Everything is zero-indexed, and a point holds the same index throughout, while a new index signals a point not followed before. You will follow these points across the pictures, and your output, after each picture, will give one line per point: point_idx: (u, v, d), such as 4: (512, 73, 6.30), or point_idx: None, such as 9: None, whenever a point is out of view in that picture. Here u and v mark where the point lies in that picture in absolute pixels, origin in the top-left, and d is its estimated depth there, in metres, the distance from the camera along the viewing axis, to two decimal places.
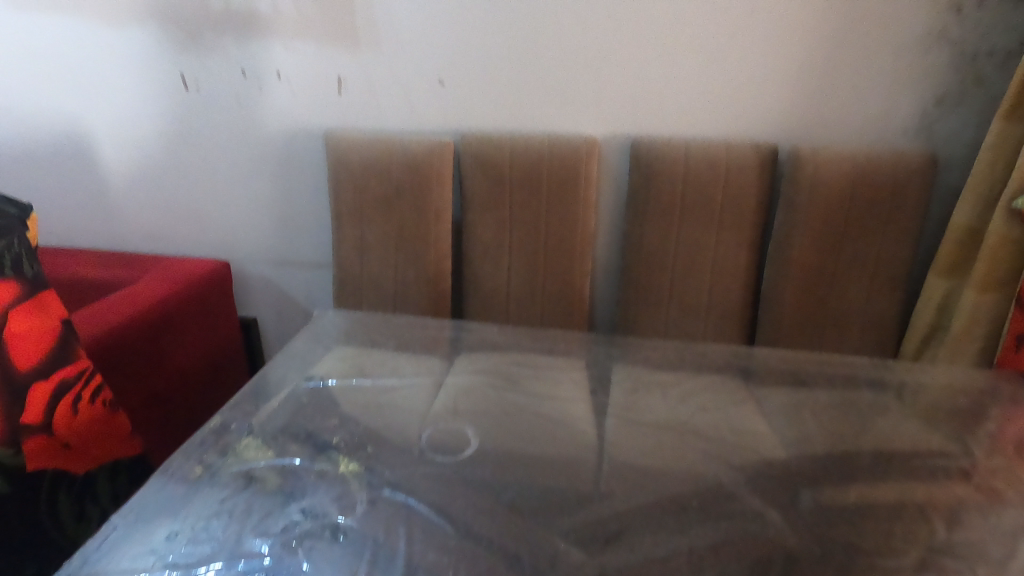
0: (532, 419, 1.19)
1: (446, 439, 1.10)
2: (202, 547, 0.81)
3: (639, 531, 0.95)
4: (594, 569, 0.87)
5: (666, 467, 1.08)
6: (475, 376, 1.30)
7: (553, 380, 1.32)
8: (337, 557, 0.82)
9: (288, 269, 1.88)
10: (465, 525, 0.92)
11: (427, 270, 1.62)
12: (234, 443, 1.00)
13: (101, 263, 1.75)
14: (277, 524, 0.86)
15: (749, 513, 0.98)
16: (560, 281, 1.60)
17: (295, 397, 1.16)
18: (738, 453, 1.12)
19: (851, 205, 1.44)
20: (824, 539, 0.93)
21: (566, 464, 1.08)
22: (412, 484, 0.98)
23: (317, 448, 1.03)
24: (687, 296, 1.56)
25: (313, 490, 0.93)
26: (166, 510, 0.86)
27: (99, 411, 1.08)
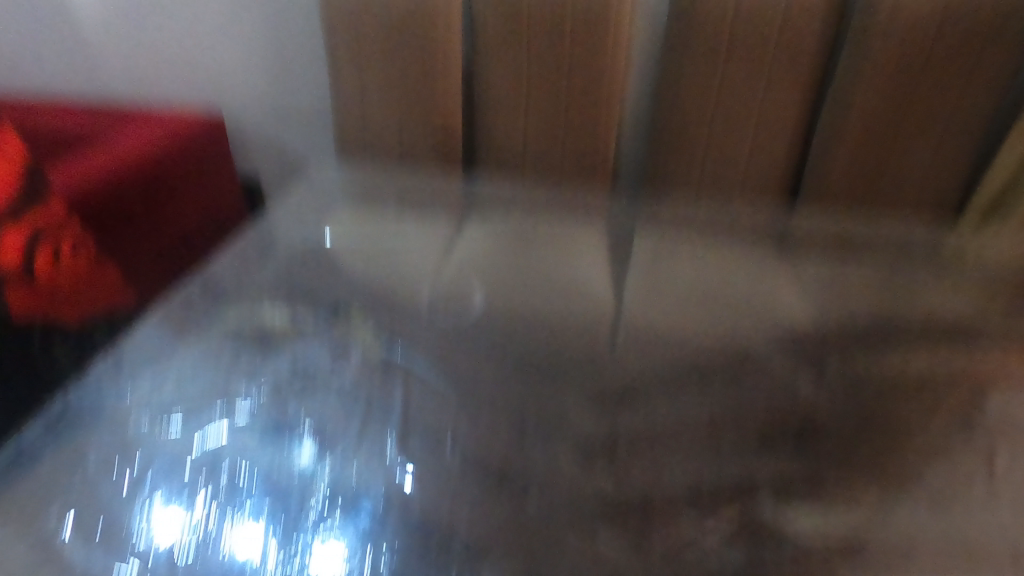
0: (545, 279, 1.09)
1: (452, 299, 1.03)
2: (189, 394, 0.78)
3: (654, 395, 0.89)
4: (605, 431, 0.83)
5: (687, 336, 1.01)
6: (484, 231, 1.19)
7: (569, 238, 1.20)
8: (329, 408, 0.79)
9: (287, 121, 1.73)
10: (467, 384, 0.87)
11: (435, 120, 1.46)
12: (222, 294, 0.94)
13: (84, 112, 1.61)
14: (267, 375, 0.81)
15: (775, 380, 0.92)
16: (582, 134, 1.42)
17: (289, 251, 1.07)
18: (765, 321, 1.04)
19: (939, 41, 1.19)
20: (855, 405, 0.86)
21: (579, 326, 1.02)
22: (416, 340, 0.93)
23: (310, 301, 0.96)
24: (724, 152, 1.38)
25: (305, 342, 0.88)
26: (150, 357, 0.82)
27: (81, 261, 1.04)
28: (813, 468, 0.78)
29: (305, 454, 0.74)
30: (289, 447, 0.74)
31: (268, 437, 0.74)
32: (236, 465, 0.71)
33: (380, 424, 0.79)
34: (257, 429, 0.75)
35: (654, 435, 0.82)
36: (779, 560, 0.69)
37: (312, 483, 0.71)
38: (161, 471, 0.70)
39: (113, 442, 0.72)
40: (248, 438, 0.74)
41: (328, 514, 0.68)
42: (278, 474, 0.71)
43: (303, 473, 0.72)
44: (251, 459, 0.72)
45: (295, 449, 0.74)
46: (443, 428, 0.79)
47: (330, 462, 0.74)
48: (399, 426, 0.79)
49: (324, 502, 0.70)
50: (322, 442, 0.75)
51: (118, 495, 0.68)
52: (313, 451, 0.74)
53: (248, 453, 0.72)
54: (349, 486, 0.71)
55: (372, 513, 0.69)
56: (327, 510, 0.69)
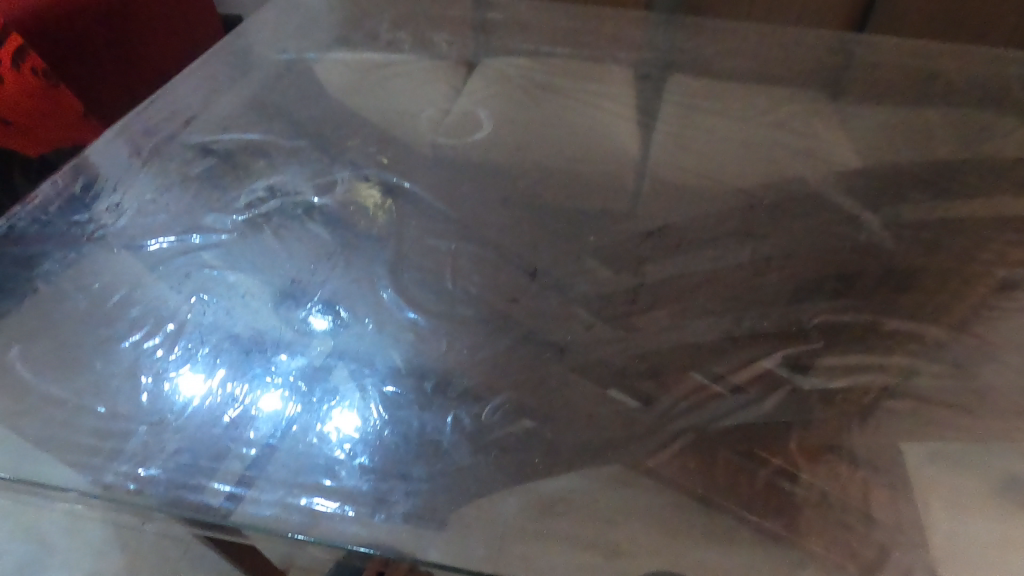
0: (563, 113, 0.95)
1: (455, 129, 0.89)
2: (151, 217, 0.68)
3: (685, 236, 0.78)
4: (630, 275, 0.73)
5: (726, 172, 0.87)
6: (492, 62, 1.03)
7: (591, 72, 1.03)
8: (310, 237, 0.69)
9: None
10: (470, 220, 0.76)
11: None
12: (187, 115, 0.82)
13: None
14: (240, 199, 0.71)
15: (826, 221, 0.79)
16: None
17: (267, 69, 0.93)
18: (821, 156, 0.89)
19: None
20: (922, 251, 0.74)
21: (601, 159, 0.89)
22: (412, 170, 0.81)
23: (290, 125, 0.83)
24: None
25: (283, 167, 0.76)
26: (106, 180, 0.72)
27: (30, 81, 0.89)
28: (876, 311, 0.67)
29: (325, 323, 0.62)
30: (300, 314, 0.62)
31: (242, 266, 0.65)
32: (204, 290, 0.62)
33: (368, 256, 0.69)
34: (229, 256, 0.66)
35: (688, 280, 0.71)
36: (827, 398, 0.60)
37: (292, 315, 0.62)
38: (122, 297, 0.61)
39: (64, 263, 0.63)
40: (218, 265, 0.65)
41: (340, 380, 0.57)
42: (254, 304, 0.62)
43: (315, 340, 0.60)
44: (221, 285, 0.63)
45: (308, 317, 0.62)
46: (442, 263, 0.70)
47: (313, 294, 0.64)
48: (390, 258, 0.69)
49: (332, 365, 0.58)
50: (303, 274, 0.66)
51: (75, 319, 0.59)
52: (329, 322, 0.62)
53: (218, 280, 0.63)
54: (335, 320, 0.62)
55: (387, 380, 0.58)
56: (337, 374, 0.58)
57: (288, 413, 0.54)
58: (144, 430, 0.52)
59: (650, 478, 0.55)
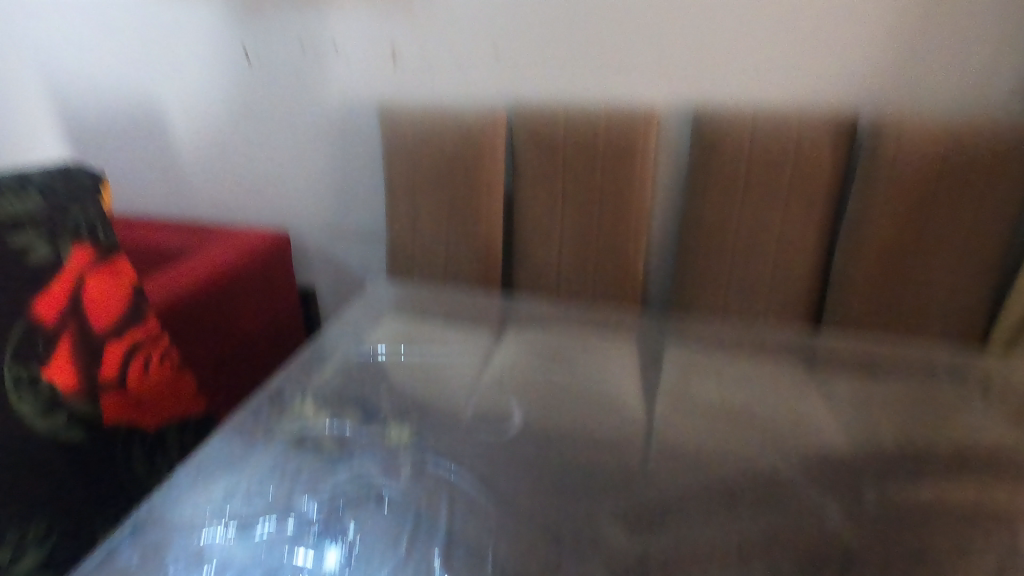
0: (581, 396, 1.17)
1: (491, 412, 1.11)
2: (255, 504, 0.85)
3: (688, 517, 0.92)
4: (637, 554, 0.85)
5: (717, 455, 1.04)
6: (523, 349, 1.29)
7: (599, 359, 1.29)
8: (381, 521, 0.85)
9: (344, 241, 1.92)
10: (507, 501, 0.92)
11: (478, 243, 1.61)
12: (288, 405, 1.03)
13: (172, 230, 1.84)
14: (326, 486, 0.89)
15: (806, 505, 0.94)
16: (613, 256, 1.55)
17: (346, 364, 1.18)
18: (796, 441, 1.07)
19: (941, 181, 1.31)
20: (889, 539, 0.87)
21: (612, 442, 1.07)
22: (457, 455, 0.99)
23: (366, 414, 1.05)
24: (748, 277, 1.47)
25: (360, 455, 0.96)
26: (223, 466, 0.89)
27: (166, 371, 1.14)
28: None
29: (338, 557, 0.79)
30: (320, 549, 0.80)
31: (324, 547, 0.80)
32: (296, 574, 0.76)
33: (427, 540, 0.83)
34: (317, 540, 0.81)
35: (683, 561, 0.84)
36: None
37: None
38: None
39: (188, 547, 0.78)
40: (306, 547, 0.80)
41: None
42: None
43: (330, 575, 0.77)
44: (309, 569, 0.77)
45: (325, 550, 0.80)
46: (485, 546, 0.84)
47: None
48: (444, 541, 0.83)
49: None
50: (371, 556, 0.80)
51: None
52: (340, 555, 0.80)
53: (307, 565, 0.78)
54: None
55: None
56: None
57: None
58: None
59: None
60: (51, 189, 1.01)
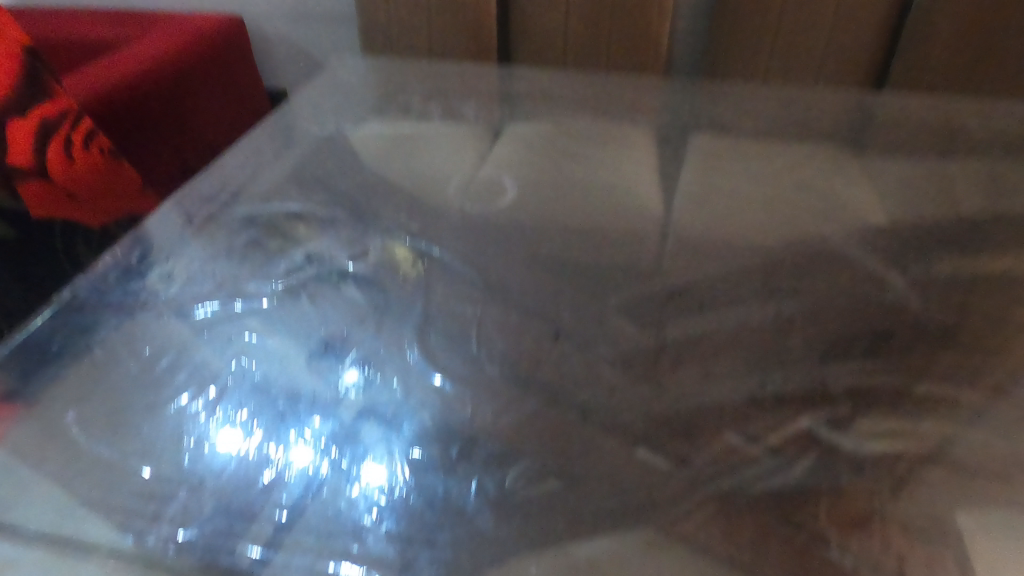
0: (587, 174, 0.98)
1: (481, 193, 0.94)
2: (198, 286, 0.73)
3: (708, 298, 0.79)
4: (649, 337, 0.74)
5: (748, 233, 0.88)
6: (535, 125, 1.09)
7: (613, 134, 1.07)
8: (344, 302, 0.72)
9: (309, 22, 1.61)
10: (498, 284, 0.79)
11: (466, 9, 1.31)
12: (236, 188, 0.87)
13: (103, 22, 1.54)
14: (280, 267, 0.76)
15: (855, 279, 0.79)
16: (631, 16, 1.25)
17: (308, 143, 1.00)
18: (849, 213, 0.90)
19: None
20: (948, 308, 0.73)
21: (622, 221, 0.91)
22: (440, 236, 0.85)
23: (328, 194, 0.89)
24: (800, 35, 1.18)
25: (320, 236, 0.81)
26: (162, 249, 0.77)
27: (97, 159, 0.99)
28: (893, 377, 0.66)
29: (361, 377, 0.65)
30: (334, 367, 0.65)
31: (320, 358, 0.66)
32: (243, 355, 0.65)
33: (397, 322, 0.71)
34: (311, 350, 0.67)
35: (705, 338, 0.73)
36: (856, 464, 0.58)
37: (346, 399, 0.62)
38: (170, 361, 0.65)
39: (118, 329, 0.68)
40: (274, 339, 0.67)
41: (365, 435, 0.59)
42: (295, 369, 0.64)
43: (352, 393, 0.63)
44: (291, 368, 0.65)
45: (340, 369, 0.65)
46: (468, 326, 0.72)
47: (345, 354, 0.67)
48: (420, 320, 0.72)
49: (354, 418, 0.61)
50: (364, 359, 0.67)
51: (125, 384, 0.63)
52: (359, 374, 0.65)
53: (310, 377, 0.64)
54: (386, 407, 0.62)
55: (404, 439, 0.60)
56: (360, 432, 0.60)
57: (320, 473, 0.56)
58: (184, 493, 0.54)
59: (695, 552, 0.52)
60: None
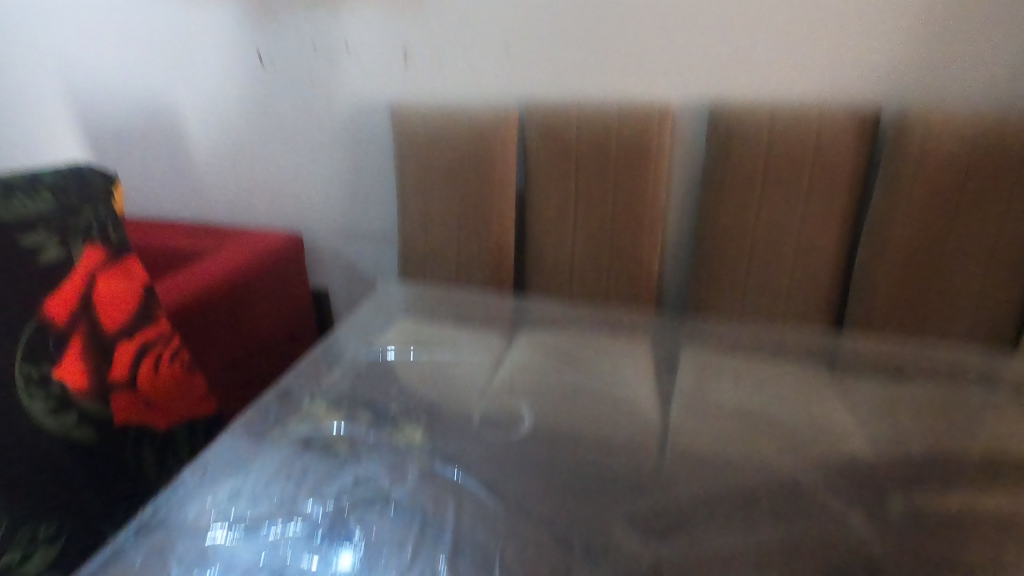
0: (590, 401, 1.14)
1: (501, 416, 1.10)
2: (261, 506, 0.84)
3: (700, 523, 0.89)
4: (650, 565, 0.82)
5: (733, 458, 1.01)
6: (535, 356, 1.27)
7: (613, 362, 1.27)
8: (386, 525, 0.84)
9: (357, 243, 1.92)
10: (517, 506, 0.90)
11: (490, 245, 1.60)
12: (296, 409, 1.03)
13: (187, 232, 1.86)
14: (332, 490, 0.88)
15: (830, 514, 0.90)
16: (627, 258, 1.52)
17: (355, 365, 1.18)
18: (820, 445, 1.04)
19: (962, 183, 1.27)
20: (915, 549, 0.83)
21: (622, 446, 1.04)
22: (466, 457, 0.98)
23: (375, 416, 1.05)
24: (767, 279, 1.43)
25: (367, 458, 0.94)
26: (231, 467, 0.89)
27: (177, 371, 1.14)
28: None
29: (353, 559, 0.78)
30: (333, 550, 0.79)
31: (318, 542, 0.80)
32: None
33: (432, 544, 0.82)
34: (311, 534, 0.81)
35: (701, 568, 0.82)
36: None
37: None
38: None
39: (192, 548, 0.78)
40: (320, 558, 0.78)
41: None
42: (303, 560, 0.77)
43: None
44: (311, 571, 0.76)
45: (338, 552, 0.79)
46: (491, 552, 0.82)
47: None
48: (450, 545, 0.82)
49: None
50: (372, 562, 0.78)
51: None
52: (353, 558, 0.78)
53: (312, 562, 0.77)
54: None
55: None
56: None
57: None
58: None
59: None
60: (62, 191, 1.01)
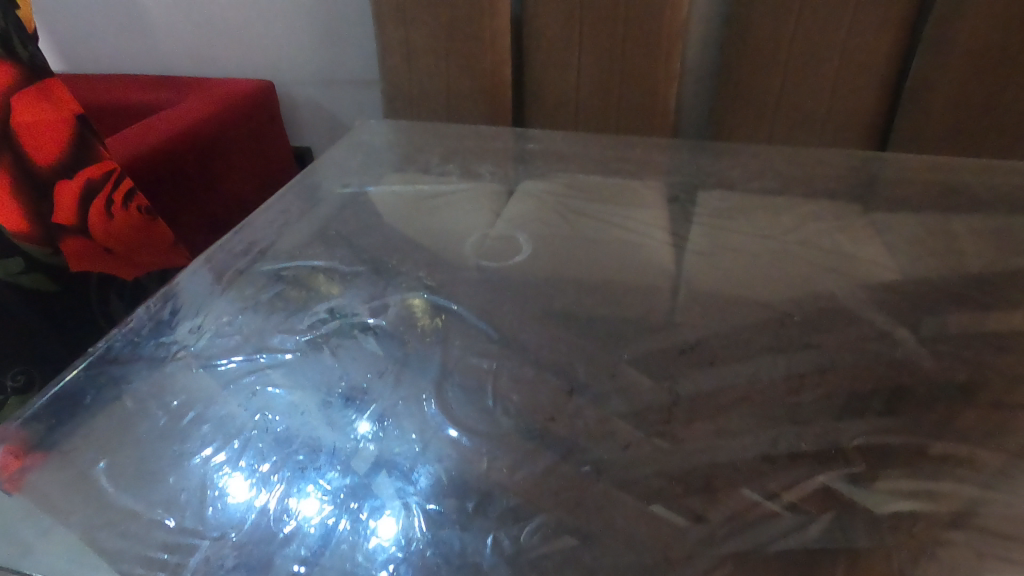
0: (597, 231, 1.03)
1: (495, 251, 0.98)
2: (225, 339, 0.76)
3: (717, 351, 0.80)
4: (663, 389, 0.74)
5: (753, 283, 0.91)
6: (550, 184, 1.14)
7: (623, 190, 1.13)
8: (364, 355, 0.75)
9: (336, 87, 1.71)
10: (512, 337, 0.81)
11: (484, 77, 1.39)
12: (262, 246, 0.92)
13: (141, 86, 1.65)
14: (303, 321, 0.80)
15: (865, 332, 0.81)
16: (640, 84, 1.32)
17: (332, 201, 1.05)
18: (856, 266, 0.93)
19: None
20: (957, 365, 0.75)
21: (631, 276, 0.94)
22: (453, 290, 0.89)
23: (350, 252, 0.94)
24: (805, 96, 1.23)
25: (343, 291, 0.85)
26: (194, 302, 0.81)
27: (135, 218, 1.01)
28: (907, 437, 0.66)
29: (371, 425, 0.67)
30: (345, 416, 0.67)
31: (330, 407, 0.68)
32: (300, 439, 0.64)
33: (416, 376, 0.74)
34: (325, 400, 0.69)
35: (720, 392, 0.73)
36: (873, 521, 0.57)
37: (359, 450, 0.64)
38: (196, 414, 0.67)
39: (150, 380, 0.71)
40: (314, 410, 0.67)
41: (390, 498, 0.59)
42: (315, 422, 0.66)
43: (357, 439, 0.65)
44: (330, 433, 0.65)
45: (353, 419, 0.67)
46: (483, 380, 0.74)
47: (387, 434, 0.66)
48: (438, 374, 0.74)
49: (369, 467, 0.62)
50: (384, 421, 0.67)
51: (154, 436, 0.65)
52: (370, 425, 0.67)
53: (330, 429, 0.66)
54: (395, 457, 0.63)
55: (400, 499, 0.59)
56: (391, 499, 0.59)
57: (315, 515, 0.57)
58: (207, 544, 0.55)
59: None
60: None
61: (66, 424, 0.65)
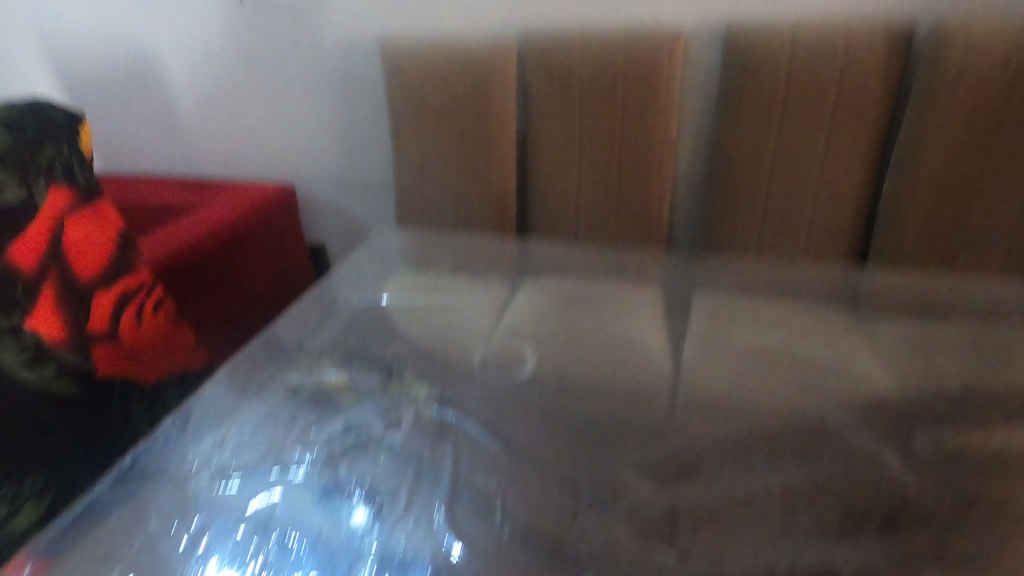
0: (598, 342, 1.08)
1: (502, 361, 1.03)
2: (246, 454, 0.80)
3: (716, 468, 0.83)
4: (665, 507, 0.77)
5: (749, 399, 0.95)
6: (548, 298, 1.20)
7: (622, 300, 1.20)
8: (379, 470, 0.79)
9: (352, 192, 1.83)
10: (519, 451, 0.85)
11: (491, 189, 1.51)
12: (283, 357, 0.97)
13: (172, 188, 1.77)
14: (321, 435, 0.83)
15: (856, 451, 0.85)
16: (635, 198, 1.43)
17: (348, 311, 1.12)
18: (843, 382, 0.98)
19: (994, 106, 1.15)
20: (945, 486, 0.78)
21: (631, 391, 0.98)
22: (464, 403, 0.93)
23: (367, 362, 0.99)
24: (789, 212, 1.33)
25: (359, 405, 0.90)
26: (218, 415, 0.85)
27: (162, 321, 1.10)
28: (903, 563, 0.68)
29: (367, 514, 0.72)
30: (342, 507, 0.73)
31: (324, 499, 0.74)
32: (303, 539, 0.69)
33: (428, 492, 0.77)
34: (316, 493, 0.75)
35: (721, 511, 0.76)
36: None
37: (359, 546, 0.69)
38: (215, 534, 0.69)
39: (174, 496, 0.73)
40: (328, 526, 0.70)
41: None
42: (317, 521, 0.71)
43: (355, 531, 0.70)
44: (331, 524, 0.71)
45: (347, 509, 0.73)
46: (492, 498, 0.77)
47: (383, 529, 0.71)
48: (448, 491, 0.77)
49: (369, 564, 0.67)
50: (385, 521, 0.72)
51: (174, 558, 0.67)
52: (366, 511, 0.73)
53: (331, 521, 0.71)
54: (395, 551, 0.68)
55: None
56: None
57: None
58: None
59: None
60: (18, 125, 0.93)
61: (90, 543, 0.67)
